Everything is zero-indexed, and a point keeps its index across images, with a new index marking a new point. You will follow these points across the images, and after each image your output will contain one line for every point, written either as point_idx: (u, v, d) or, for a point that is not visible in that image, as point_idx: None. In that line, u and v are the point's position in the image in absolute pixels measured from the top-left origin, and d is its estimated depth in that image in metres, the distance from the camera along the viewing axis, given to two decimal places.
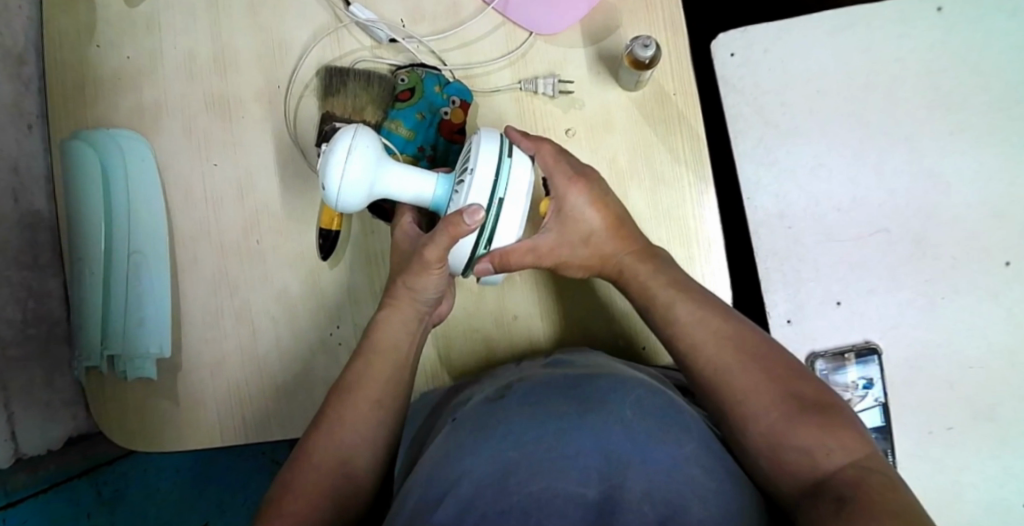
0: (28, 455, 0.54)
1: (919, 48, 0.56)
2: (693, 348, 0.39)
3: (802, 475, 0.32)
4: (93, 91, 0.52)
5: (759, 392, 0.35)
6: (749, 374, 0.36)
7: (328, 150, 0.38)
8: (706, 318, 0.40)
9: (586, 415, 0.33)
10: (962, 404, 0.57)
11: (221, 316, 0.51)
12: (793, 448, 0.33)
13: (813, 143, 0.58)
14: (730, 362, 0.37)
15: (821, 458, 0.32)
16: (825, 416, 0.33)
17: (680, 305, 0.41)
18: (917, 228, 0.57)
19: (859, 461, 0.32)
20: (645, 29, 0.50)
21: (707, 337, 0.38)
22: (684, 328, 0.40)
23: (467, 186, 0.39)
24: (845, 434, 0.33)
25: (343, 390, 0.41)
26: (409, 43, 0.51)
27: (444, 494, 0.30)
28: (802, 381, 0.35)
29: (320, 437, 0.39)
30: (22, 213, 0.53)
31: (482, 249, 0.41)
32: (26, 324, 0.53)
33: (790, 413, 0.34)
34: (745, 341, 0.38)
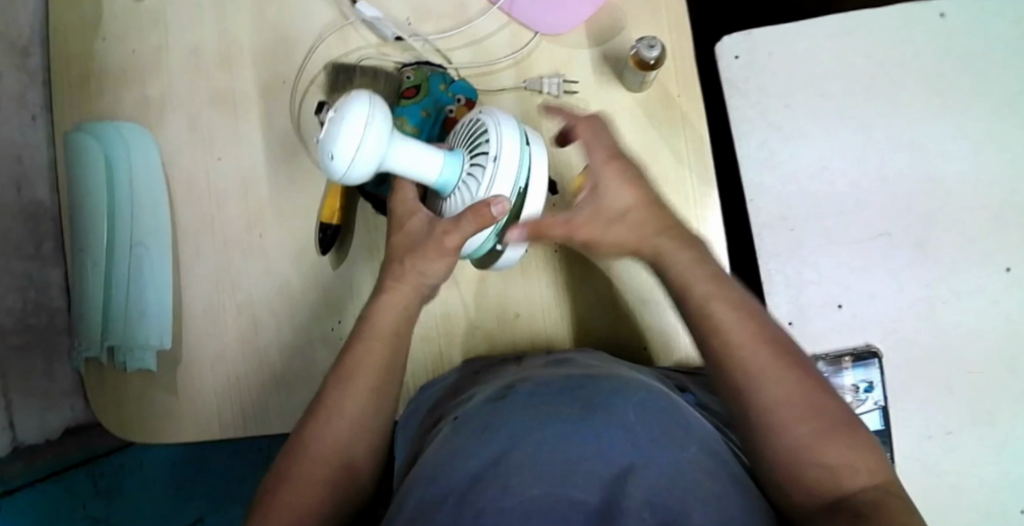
0: (26, 444, 0.55)
1: (922, 53, 0.56)
2: (725, 347, 0.35)
3: (823, 492, 0.31)
4: (97, 82, 0.52)
5: (793, 404, 0.33)
6: (781, 380, 0.33)
7: (340, 118, 0.34)
8: (743, 317, 0.36)
9: (589, 419, 0.33)
10: (959, 407, 0.57)
11: (223, 309, 0.51)
12: (819, 465, 0.31)
13: (815, 145, 0.58)
14: (766, 369, 0.34)
15: (843, 477, 0.31)
16: (852, 435, 0.32)
17: (717, 301, 0.37)
18: (918, 232, 0.57)
19: (882, 485, 0.31)
20: (650, 30, 0.50)
21: (744, 338, 0.35)
22: (719, 324, 0.36)
23: (490, 176, 0.39)
24: (868, 456, 0.31)
25: (340, 383, 0.40)
26: (415, 41, 0.51)
27: (447, 494, 0.30)
28: (832, 397, 0.33)
29: (318, 433, 0.39)
30: (25, 203, 0.53)
31: (492, 241, 0.43)
32: (26, 314, 0.53)
33: (821, 429, 0.32)
34: (780, 347, 0.35)
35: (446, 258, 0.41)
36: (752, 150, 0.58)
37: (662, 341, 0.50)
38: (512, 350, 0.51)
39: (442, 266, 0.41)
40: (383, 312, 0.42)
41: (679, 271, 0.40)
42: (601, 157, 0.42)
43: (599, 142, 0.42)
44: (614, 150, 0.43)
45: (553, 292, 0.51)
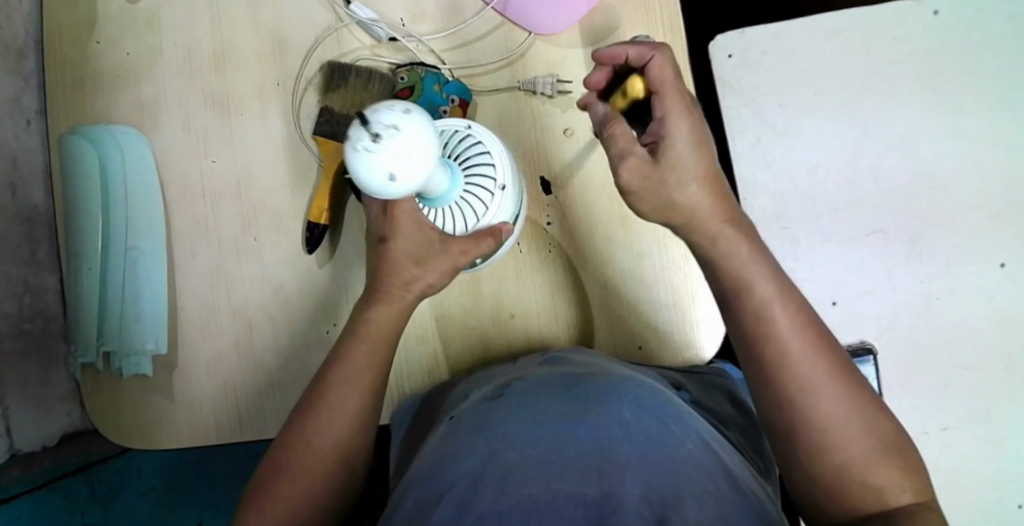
0: (23, 451, 0.54)
1: (915, 51, 0.57)
2: (780, 357, 0.33)
3: (865, 508, 0.30)
4: (91, 85, 0.52)
5: (843, 420, 0.31)
6: (834, 396, 0.32)
7: (398, 134, 0.30)
8: (800, 325, 0.34)
9: (587, 416, 0.32)
10: (956, 404, 0.57)
11: (218, 313, 0.51)
12: (864, 482, 0.31)
13: (810, 143, 0.58)
14: (821, 382, 0.32)
15: (890, 496, 0.30)
16: (899, 453, 0.31)
17: (776, 304, 0.34)
18: (913, 229, 0.57)
19: (926, 504, 0.30)
20: (644, 29, 0.50)
21: (802, 348, 0.33)
22: (777, 332, 0.34)
23: (499, 203, 0.43)
24: (914, 473, 0.31)
25: (335, 383, 0.40)
26: (408, 41, 0.51)
27: (443, 493, 0.30)
28: (882, 413, 0.32)
29: (313, 431, 0.38)
30: (20, 207, 0.53)
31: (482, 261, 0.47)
32: (22, 319, 0.53)
33: (869, 446, 0.31)
34: (834, 359, 0.33)
35: (443, 258, 0.41)
36: (746, 149, 0.59)
37: (658, 340, 0.50)
38: (508, 351, 0.50)
39: (442, 266, 0.41)
40: (380, 314, 0.41)
41: (723, 258, 0.36)
42: (677, 97, 0.36)
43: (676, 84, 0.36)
44: (691, 99, 0.37)
45: (546, 292, 0.51)
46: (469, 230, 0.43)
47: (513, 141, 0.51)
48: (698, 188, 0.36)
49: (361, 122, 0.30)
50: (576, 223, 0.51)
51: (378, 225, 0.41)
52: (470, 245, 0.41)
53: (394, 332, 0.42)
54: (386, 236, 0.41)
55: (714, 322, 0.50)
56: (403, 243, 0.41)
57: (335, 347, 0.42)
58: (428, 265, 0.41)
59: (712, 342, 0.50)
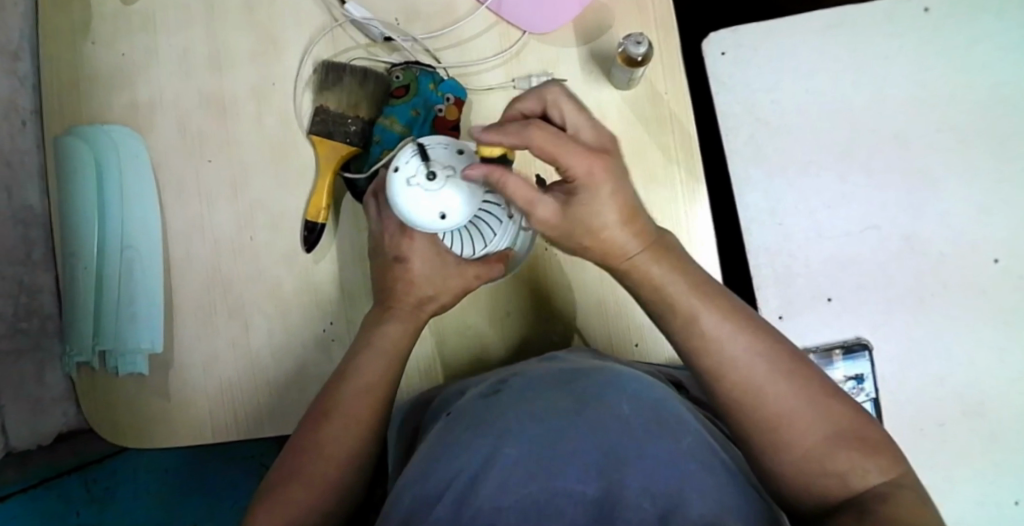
0: (19, 449, 0.54)
1: (907, 48, 0.57)
2: (720, 364, 0.33)
3: (831, 494, 0.31)
4: (86, 85, 0.53)
5: (796, 414, 0.31)
6: (783, 396, 0.32)
7: (452, 172, 0.36)
8: (736, 330, 0.33)
9: (585, 408, 0.33)
10: (952, 398, 0.58)
11: (213, 313, 0.51)
12: (828, 470, 0.31)
13: (802, 141, 0.58)
14: (763, 379, 0.32)
15: (855, 480, 0.30)
16: (860, 437, 0.31)
17: (705, 315, 0.33)
18: (906, 225, 0.58)
19: (895, 480, 0.30)
20: (638, 28, 0.51)
21: (737, 352, 0.33)
22: (708, 340, 0.33)
23: (506, 230, 0.44)
24: (878, 452, 0.31)
25: (344, 385, 0.41)
26: (404, 41, 0.51)
27: (442, 493, 0.30)
28: (835, 400, 0.32)
29: (321, 433, 0.39)
30: (16, 208, 0.54)
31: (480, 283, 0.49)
32: (18, 319, 0.53)
33: (826, 433, 0.31)
34: (779, 357, 0.33)
35: (457, 279, 0.43)
36: (740, 146, 0.59)
37: (652, 336, 0.50)
38: (505, 350, 0.51)
39: (454, 288, 0.44)
40: (391, 328, 0.43)
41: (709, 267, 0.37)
42: (576, 153, 0.30)
43: (564, 136, 0.31)
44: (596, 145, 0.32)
45: (541, 290, 0.51)
46: (477, 255, 0.45)
47: None
48: (621, 224, 0.32)
49: (420, 159, 0.36)
50: None
51: (394, 245, 0.43)
52: (484, 270, 0.44)
53: (405, 347, 0.43)
54: (402, 256, 0.43)
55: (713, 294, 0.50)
56: (419, 264, 0.43)
57: (348, 355, 0.43)
58: (442, 286, 0.43)
59: None
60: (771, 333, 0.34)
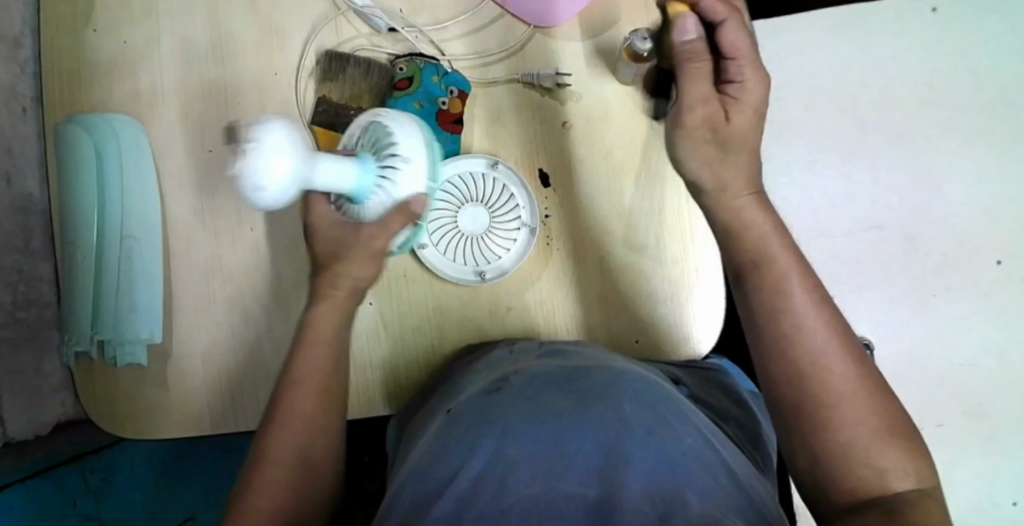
0: (11, 440, 0.54)
1: (912, 48, 0.57)
2: (792, 330, 0.31)
3: (865, 493, 0.28)
4: (87, 71, 0.52)
5: (851, 396, 0.29)
6: (847, 375, 0.29)
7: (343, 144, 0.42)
8: (819, 300, 0.31)
9: (587, 409, 0.33)
10: (952, 401, 0.57)
11: (212, 303, 0.51)
12: (868, 464, 0.28)
13: (808, 140, 0.58)
14: (829, 356, 0.30)
15: (894, 480, 0.27)
16: (905, 436, 0.29)
17: (794, 280, 0.32)
18: (910, 226, 0.57)
19: (928, 489, 0.28)
20: (644, 24, 0.50)
21: (812, 320, 0.31)
22: (788, 305, 0.31)
23: (406, 176, 0.41)
24: (918, 456, 0.28)
25: (295, 389, 0.38)
26: (409, 32, 0.51)
27: (443, 489, 0.30)
28: (888, 395, 0.30)
29: (270, 439, 0.37)
30: (15, 195, 0.53)
31: (477, 272, 0.49)
32: (16, 308, 0.53)
33: (873, 425, 0.28)
34: (849, 338, 0.31)
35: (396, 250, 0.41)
36: None
37: (655, 333, 0.50)
38: (507, 343, 0.50)
39: None
40: None
41: None
42: (754, 85, 0.34)
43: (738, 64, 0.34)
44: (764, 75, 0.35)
45: (544, 282, 0.50)
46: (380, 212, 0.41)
47: (513, 133, 0.50)
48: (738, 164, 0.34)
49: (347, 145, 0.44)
50: (575, 213, 0.50)
51: None
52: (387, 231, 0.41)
53: None
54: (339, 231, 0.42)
55: (717, 293, 0.50)
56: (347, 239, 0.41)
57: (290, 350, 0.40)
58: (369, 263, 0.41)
59: (707, 337, 0.51)
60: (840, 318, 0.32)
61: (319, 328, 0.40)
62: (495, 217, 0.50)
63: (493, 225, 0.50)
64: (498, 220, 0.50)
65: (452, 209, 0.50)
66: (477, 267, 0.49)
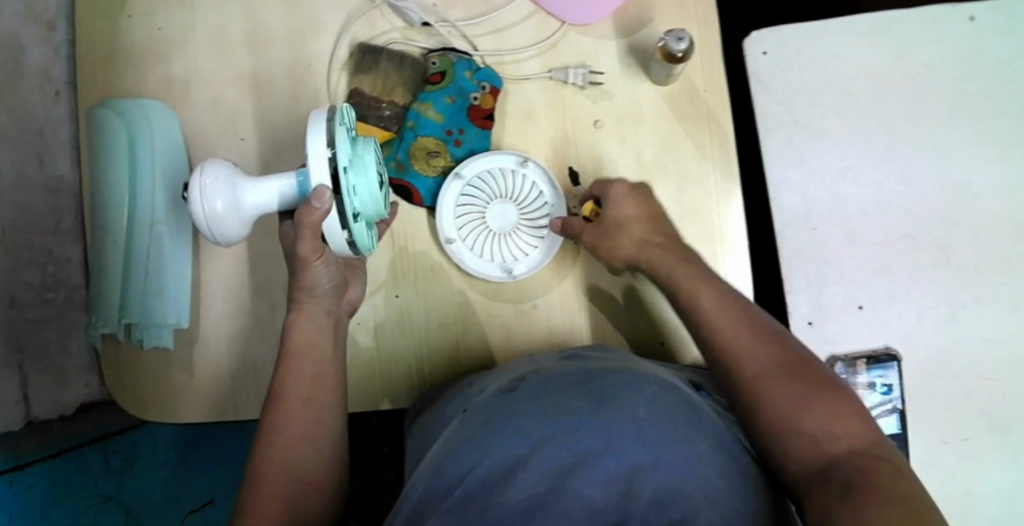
0: (39, 419, 0.54)
1: (949, 56, 0.56)
2: (711, 335, 0.38)
3: (805, 457, 0.31)
4: (121, 57, 0.52)
5: (769, 374, 0.34)
6: (760, 359, 0.35)
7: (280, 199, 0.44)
8: (727, 306, 0.39)
9: (604, 409, 0.32)
10: (978, 414, 0.57)
11: (239, 291, 0.52)
12: (801, 430, 0.32)
13: (839, 146, 0.57)
14: (743, 347, 0.36)
15: (826, 442, 0.31)
16: (833, 401, 0.33)
17: (704, 294, 0.40)
18: (942, 236, 0.57)
19: (867, 447, 0.31)
20: (679, 24, 0.50)
21: (723, 322, 0.38)
22: (705, 317, 0.39)
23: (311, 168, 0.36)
24: (849, 418, 0.32)
25: (286, 413, 0.40)
26: (442, 27, 0.50)
27: (453, 486, 0.30)
28: (810, 371, 0.34)
29: (260, 461, 0.39)
30: (46, 177, 0.54)
31: (504, 270, 0.49)
32: (45, 288, 0.54)
33: (798, 395, 0.33)
34: (762, 332, 0.37)
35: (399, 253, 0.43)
36: (778, 148, 0.58)
37: (678, 335, 0.50)
38: (532, 341, 0.50)
39: None
40: None
41: None
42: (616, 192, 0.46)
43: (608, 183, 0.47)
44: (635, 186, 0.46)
45: (572, 283, 0.50)
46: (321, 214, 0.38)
47: (543, 130, 0.50)
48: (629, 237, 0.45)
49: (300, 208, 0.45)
50: None
51: None
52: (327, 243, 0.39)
53: None
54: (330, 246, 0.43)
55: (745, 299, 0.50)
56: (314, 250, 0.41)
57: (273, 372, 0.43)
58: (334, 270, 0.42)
59: None
60: (758, 317, 0.38)
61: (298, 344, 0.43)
62: (523, 214, 0.50)
63: (521, 222, 0.50)
64: (526, 217, 0.50)
65: (479, 206, 0.50)
66: (505, 266, 0.49)
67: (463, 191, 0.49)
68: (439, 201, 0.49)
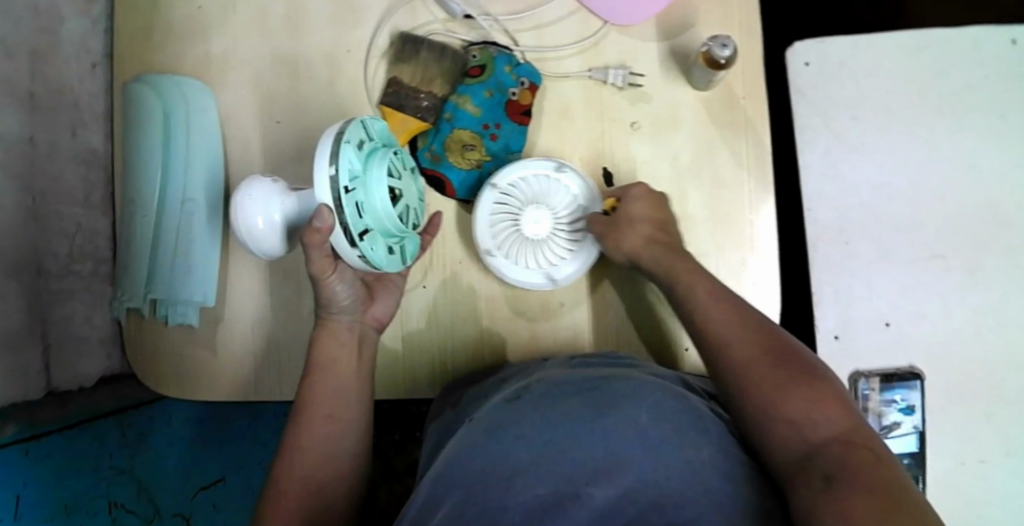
0: (60, 390, 0.53)
1: (991, 77, 0.56)
2: (704, 326, 0.39)
3: (788, 446, 0.31)
4: (160, 32, 0.52)
5: (752, 363, 0.35)
6: (744, 347, 0.36)
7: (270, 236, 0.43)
8: (720, 299, 0.40)
9: (604, 416, 0.31)
10: (998, 438, 0.57)
11: (267, 272, 0.52)
12: (781, 418, 0.32)
13: (873, 162, 0.57)
14: (729, 337, 0.37)
15: (810, 432, 0.31)
16: (815, 389, 0.33)
17: (698, 286, 0.41)
18: (973, 257, 0.57)
19: (848, 435, 0.31)
20: (722, 30, 0.50)
21: (714, 314, 0.39)
22: (695, 310, 0.40)
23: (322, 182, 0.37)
24: (831, 406, 0.32)
25: (310, 428, 0.43)
26: (484, 20, 0.51)
27: (453, 494, 0.29)
28: (795, 359, 0.35)
29: (280, 473, 0.41)
30: (79, 148, 0.54)
31: (546, 278, 0.48)
32: (72, 260, 0.54)
33: (780, 382, 0.33)
34: (750, 323, 0.38)
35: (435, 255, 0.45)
36: (813, 160, 0.58)
37: None
38: (555, 342, 0.50)
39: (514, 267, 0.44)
40: None
41: None
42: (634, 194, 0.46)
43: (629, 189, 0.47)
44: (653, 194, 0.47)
45: (599, 285, 0.50)
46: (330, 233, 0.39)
47: (580, 129, 0.50)
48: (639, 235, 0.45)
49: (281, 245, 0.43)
50: None
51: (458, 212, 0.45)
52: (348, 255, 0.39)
53: None
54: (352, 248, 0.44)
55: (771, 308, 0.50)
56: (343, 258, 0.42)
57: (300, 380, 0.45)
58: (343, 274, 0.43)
59: None
60: (746, 309, 0.39)
61: (323, 351, 0.44)
62: (560, 221, 0.49)
63: (557, 228, 0.49)
64: (562, 222, 0.49)
65: (514, 215, 0.48)
66: (546, 275, 0.48)
67: (498, 201, 0.48)
68: (476, 213, 0.47)
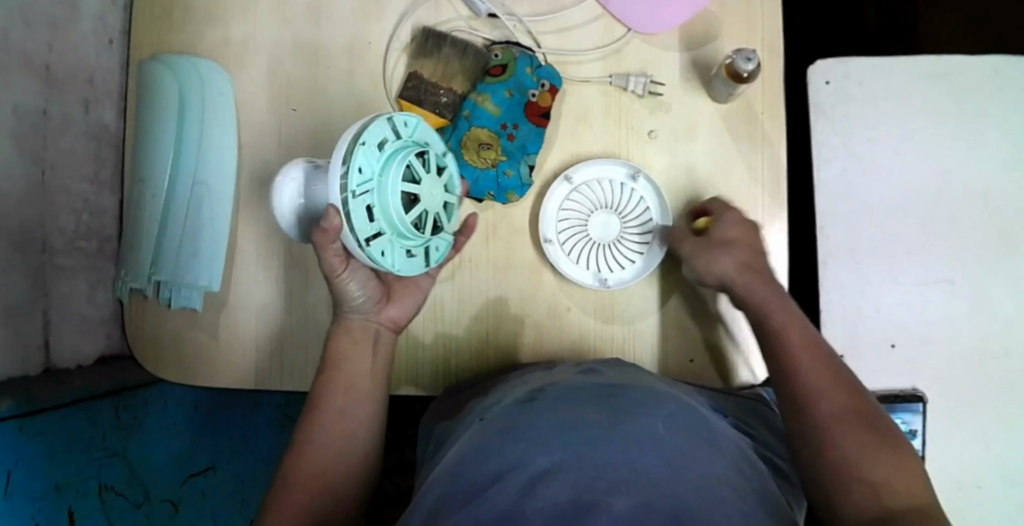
0: (58, 367, 0.53)
1: (1007, 106, 0.56)
2: (788, 366, 0.37)
3: (863, 507, 0.30)
4: (180, 12, 0.52)
5: (841, 417, 0.34)
6: (829, 399, 0.35)
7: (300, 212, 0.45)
8: (810, 341, 0.38)
9: (621, 424, 0.31)
10: (995, 464, 0.57)
11: (276, 260, 0.51)
12: (862, 481, 0.31)
13: (884, 184, 0.58)
14: (823, 388, 0.35)
15: (887, 497, 0.30)
16: (894, 453, 0.32)
17: (788, 323, 0.39)
18: (981, 283, 0.57)
19: (926, 507, 0.30)
20: (744, 44, 0.50)
21: (800, 354, 0.37)
22: (791, 351, 0.38)
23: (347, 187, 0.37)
24: (909, 475, 0.31)
25: (319, 424, 0.42)
26: (508, 20, 0.51)
27: (467, 497, 0.28)
28: (874, 417, 0.34)
29: (289, 466, 0.41)
30: (90, 124, 0.54)
31: (598, 278, 0.49)
32: (77, 236, 0.54)
33: (861, 441, 0.32)
34: (838, 373, 0.36)
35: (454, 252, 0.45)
36: (828, 179, 0.58)
37: (709, 354, 0.50)
38: (560, 346, 0.50)
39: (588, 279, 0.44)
40: None
41: None
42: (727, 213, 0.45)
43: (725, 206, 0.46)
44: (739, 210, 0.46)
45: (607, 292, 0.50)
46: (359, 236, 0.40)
47: (597, 135, 0.50)
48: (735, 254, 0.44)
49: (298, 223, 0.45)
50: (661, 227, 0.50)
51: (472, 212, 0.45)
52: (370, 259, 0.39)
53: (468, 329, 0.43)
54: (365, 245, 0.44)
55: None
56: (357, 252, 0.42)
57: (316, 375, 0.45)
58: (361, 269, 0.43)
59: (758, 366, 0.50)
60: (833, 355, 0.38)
61: (336, 348, 0.44)
62: (627, 227, 0.50)
63: (623, 233, 0.50)
64: (628, 227, 0.50)
65: (581, 215, 0.50)
66: (600, 275, 0.49)
67: (569, 195, 0.50)
68: (546, 201, 0.49)
